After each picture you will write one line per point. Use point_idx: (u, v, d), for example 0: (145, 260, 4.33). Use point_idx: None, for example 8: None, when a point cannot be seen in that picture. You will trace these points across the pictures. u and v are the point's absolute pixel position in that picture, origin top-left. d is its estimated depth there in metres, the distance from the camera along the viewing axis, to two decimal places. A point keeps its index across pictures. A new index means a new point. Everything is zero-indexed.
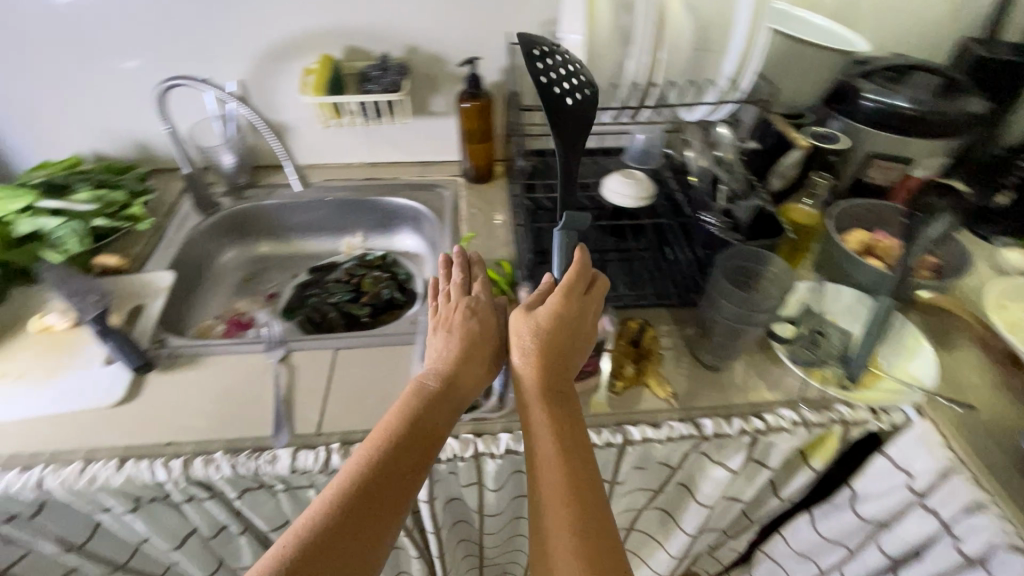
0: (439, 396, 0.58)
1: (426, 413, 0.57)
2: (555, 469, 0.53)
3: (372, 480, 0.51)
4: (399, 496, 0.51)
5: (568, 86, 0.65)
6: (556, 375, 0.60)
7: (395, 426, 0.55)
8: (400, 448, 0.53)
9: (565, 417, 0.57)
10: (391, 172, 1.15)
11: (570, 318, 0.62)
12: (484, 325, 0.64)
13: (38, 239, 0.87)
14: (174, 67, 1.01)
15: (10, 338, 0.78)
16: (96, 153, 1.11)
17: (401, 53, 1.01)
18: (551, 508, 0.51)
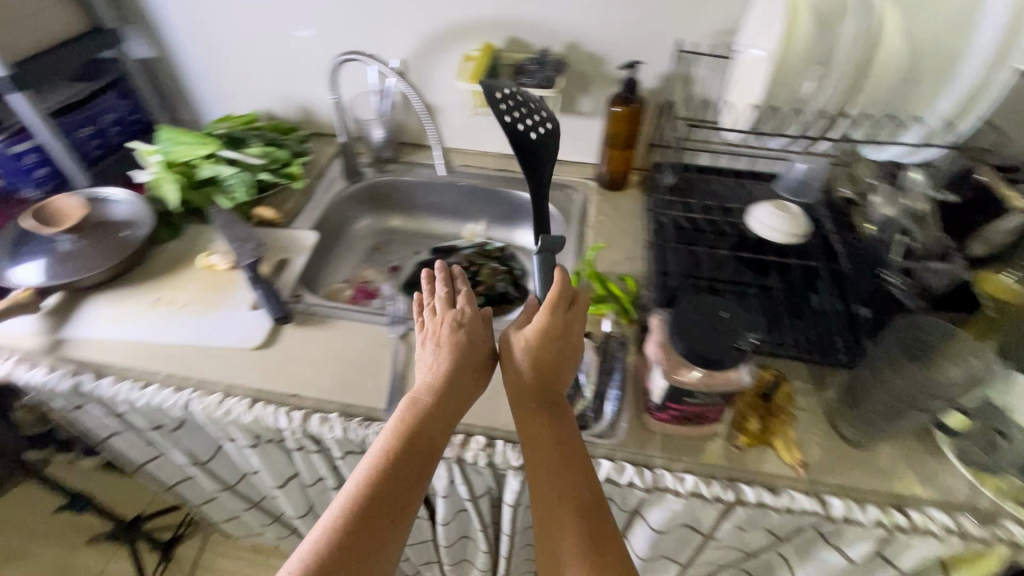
0: (435, 410, 0.58)
1: (423, 427, 0.57)
2: (559, 491, 0.54)
3: (376, 499, 0.52)
4: (400, 513, 0.52)
5: (532, 122, 0.80)
6: (556, 394, 0.60)
7: (394, 443, 0.55)
8: (400, 465, 0.54)
9: (561, 430, 0.58)
10: (524, 166, 1.15)
11: (558, 336, 0.60)
12: (471, 338, 0.63)
13: (214, 185, 0.99)
14: (346, 42, 1.07)
15: (181, 269, 0.88)
16: (267, 112, 1.23)
17: (559, 49, 0.98)
18: (556, 530, 0.53)
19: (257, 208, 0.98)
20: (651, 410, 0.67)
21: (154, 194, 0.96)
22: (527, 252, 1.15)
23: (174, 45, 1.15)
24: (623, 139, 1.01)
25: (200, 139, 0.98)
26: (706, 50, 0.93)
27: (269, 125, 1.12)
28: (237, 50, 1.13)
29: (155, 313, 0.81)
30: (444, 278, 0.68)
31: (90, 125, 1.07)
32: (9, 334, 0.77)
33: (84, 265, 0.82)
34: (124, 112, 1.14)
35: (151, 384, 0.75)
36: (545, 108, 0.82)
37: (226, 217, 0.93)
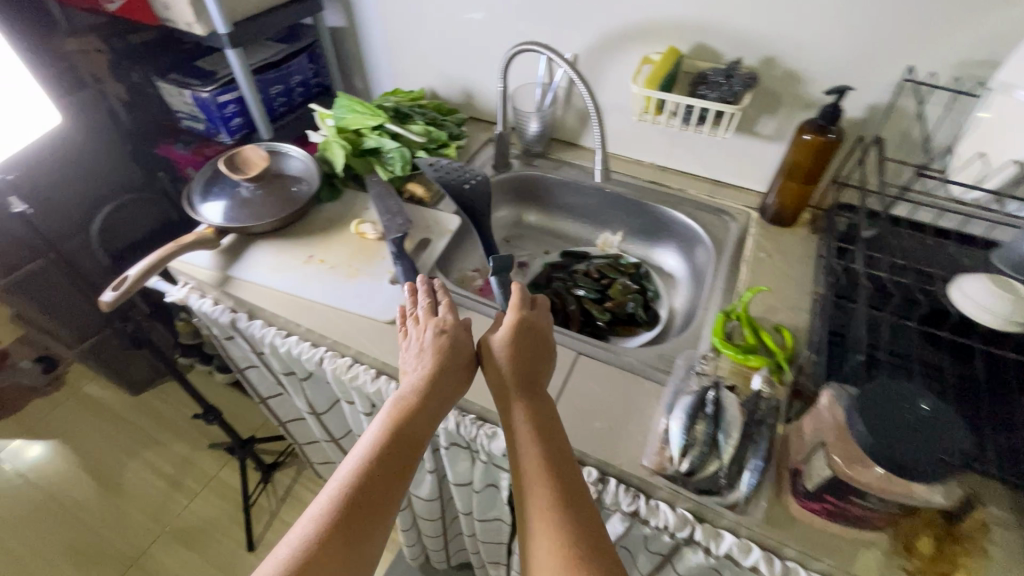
0: (420, 407, 0.60)
1: (406, 424, 0.59)
2: (535, 473, 0.54)
3: (359, 493, 0.52)
4: (383, 508, 0.53)
5: (466, 179, 0.96)
6: (538, 391, 0.62)
7: (379, 440, 0.57)
8: (383, 457, 0.55)
9: (543, 423, 0.59)
10: (679, 183, 1.06)
11: (529, 336, 0.66)
12: (452, 342, 0.67)
13: (375, 155, 1.03)
14: (520, 30, 1.05)
15: (334, 230, 0.93)
16: (431, 90, 1.26)
17: (752, 62, 0.88)
18: (533, 511, 0.52)
19: (410, 184, 1.01)
20: (797, 494, 0.58)
21: (323, 156, 1.02)
22: (663, 274, 1.07)
23: (361, 17, 1.22)
24: (806, 172, 0.89)
25: (372, 109, 1.02)
26: (940, 82, 0.77)
27: (431, 103, 1.15)
28: (415, 28, 1.16)
29: (307, 268, 0.86)
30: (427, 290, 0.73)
31: (281, 84, 1.19)
32: (191, 265, 0.87)
33: (258, 213, 0.90)
34: (308, 75, 1.25)
35: (293, 334, 0.81)
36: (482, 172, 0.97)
37: (382, 189, 0.97)
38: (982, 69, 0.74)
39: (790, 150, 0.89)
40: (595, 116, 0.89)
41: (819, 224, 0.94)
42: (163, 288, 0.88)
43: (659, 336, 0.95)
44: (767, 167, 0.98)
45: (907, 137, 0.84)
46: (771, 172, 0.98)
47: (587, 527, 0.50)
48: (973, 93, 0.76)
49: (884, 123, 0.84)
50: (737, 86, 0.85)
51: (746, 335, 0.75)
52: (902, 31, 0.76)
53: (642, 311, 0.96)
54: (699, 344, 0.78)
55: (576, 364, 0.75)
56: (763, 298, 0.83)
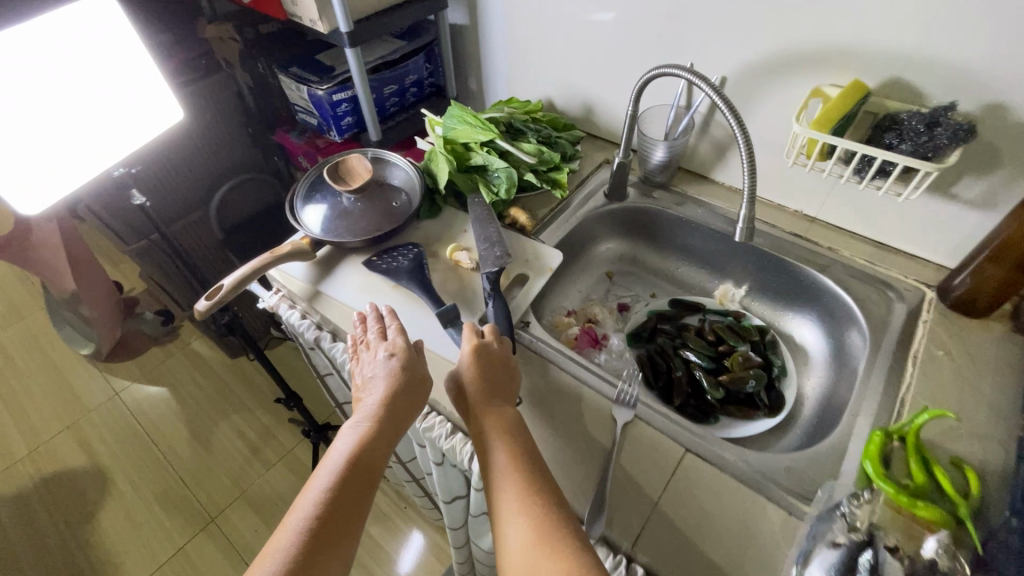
0: (376, 428, 0.59)
1: (361, 450, 0.57)
2: (505, 483, 0.53)
3: (316, 530, 0.51)
4: (342, 540, 0.51)
5: (399, 257, 0.84)
6: (500, 405, 0.61)
7: (335, 471, 0.55)
8: (341, 487, 0.54)
9: (506, 428, 0.59)
10: (831, 240, 0.89)
11: (486, 353, 0.66)
12: (402, 367, 0.65)
13: (480, 172, 0.96)
14: (659, 44, 0.91)
15: (430, 253, 0.88)
16: (548, 99, 1.16)
17: (967, 109, 0.68)
18: (506, 519, 0.51)
19: (513, 208, 0.93)
20: None
21: (427, 168, 0.97)
22: (792, 345, 0.90)
23: (484, 16, 1.14)
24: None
25: (482, 122, 0.94)
26: None
27: (546, 117, 1.05)
28: (539, 32, 1.06)
29: (395, 294, 0.81)
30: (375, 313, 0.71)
31: (395, 84, 1.15)
32: (287, 274, 0.86)
33: (354, 228, 0.87)
34: (423, 74, 1.20)
35: None
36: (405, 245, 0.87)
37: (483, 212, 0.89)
38: None
39: (1002, 226, 0.69)
40: (743, 154, 0.69)
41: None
42: (258, 292, 0.88)
43: (782, 425, 0.80)
44: (959, 239, 0.78)
45: None
46: (963, 245, 0.78)
47: (554, 533, 0.49)
48: None
49: None
50: (943, 138, 0.66)
51: (914, 469, 0.59)
52: None
53: (762, 391, 0.81)
54: (844, 463, 0.63)
55: (683, 463, 0.63)
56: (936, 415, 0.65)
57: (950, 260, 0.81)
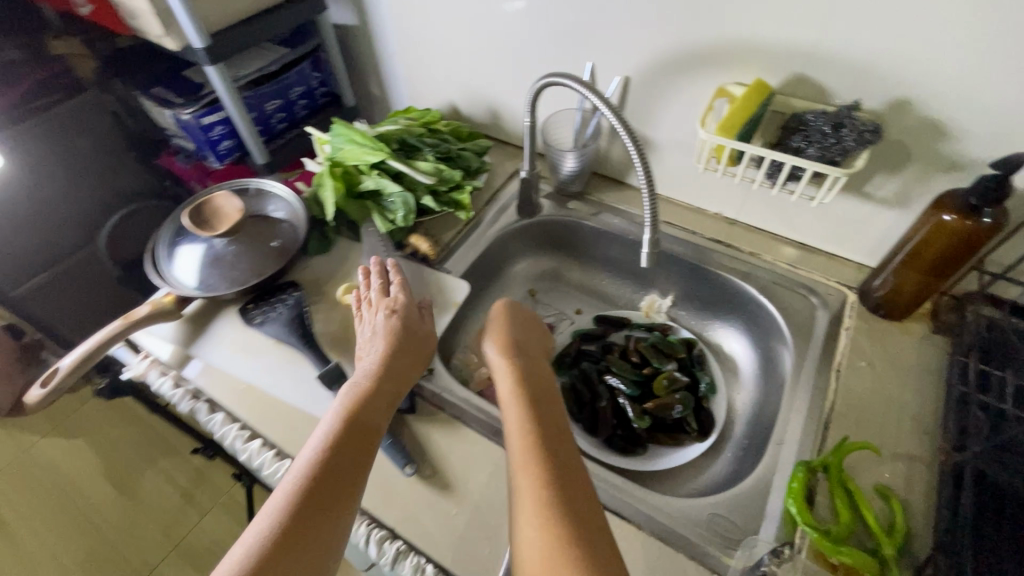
0: (370, 390, 0.58)
1: (365, 408, 0.55)
2: (518, 440, 0.53)
3: (315, 485, 0.47)
4: (345, 497, 0.48)
5: (277, 299, 0.76)
6: (520, 368, 0.64)
7: (334, 425, 0.53)
8: (344, 442, 0.51)
9: (534, 394, 0.60)
10: (752, 244, 0.84)
11: (516, 333, 0.70)
12: (407, 325, 0.67)
13: (375, 196, 0.86)
14: (557, 44, 0.84)
15: (321, 297, 0.78)
16: (453, 104, 1.07)
17: (873, 105, 0.64)
18: (516, 474, 0.50)
19: (413, 235, 0.84)
20: None
21: (314, 196, 0.86)
22: (722, 357, 0.85)
23: (372, 17, 1.03)
24: (937, 261, 0.65)
25: (372, 140, 0.84)
26: None
27: (448, 127, 0.96)
28: (433, 33, 0.97)
29: (279, 351, 0.72)
30: (377, 271, 0.73)
31: (278, 98, 1.03)
32: (153, 334, 0.75)
33: (230, 275, 0.76)
34: (312, 84, 1.08)
35: (258, 436, 0.65)
36: (287, 282, 0.79)
37: (378, 245, 0.81)
38: None
39: (915, 229, 0.66)
40: (643, 178, 0.63)
41: (942, 322, 0.71)
42: (124, 357, 0.74)
43: (713, 448, 0.75)
44: (877, 238, 0.74)
45: None
46: (880, 244, 0.75)
47: (579, 493, 0.48)
48: None
49: None
50: (850, 140, 0.61)
51: (839, 505, 0.55)
52: None
53: (691, 415, 0.76)
54: (770, 501, 0.59)
55: None
56: (859, 435, 0.62)
57: (868, 259, 0.78)
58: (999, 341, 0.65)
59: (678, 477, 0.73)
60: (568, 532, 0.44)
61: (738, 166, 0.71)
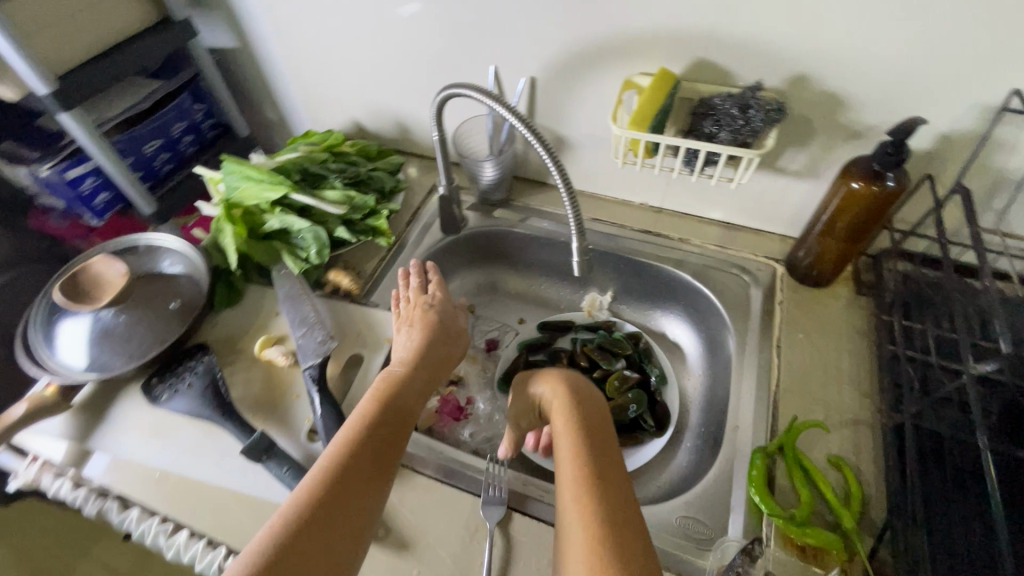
0: (405, 378, 0.60)
1: (401, 395, 0.58)
2: (572, 494, 0.47)
3: (350, 462, 0.49)
4: (378, 478, 0.50)
5: (184, 368, 0.67)
6: (573, 400, 0.58)
7: (373, 404, 0.55)
8: (381, 425, 0.54)
9: (600, 442, 0.53)
10: (680, 230, 0.84)
11: (579, 385, 0.61)
12: (442, 320, 0.69)
13: (283, 235, 0.79)
14: (457, 49, 0.79)
15: (236, 356, 0.71)
16: (358, 122, 1.00)
17: (773, 83, 0.64)
18: (567, 506, 0.46)
19: (332, 270, 0.78)
20: None
21: (213, 244, 0.77)
22: (668, 346, 0.85)
23: (252, 38, 0.94)
24: (852, 227, 0.67)
25: (268, 174, 0.76)
26: None
27: (353, 147, 0.89)
28: (323, 49, 0.90)
29: (197, 426, 0.64)
30: (416, 274, 0.75)
31: (159, 137, 0.92)
32: (37, 435, 0.65)
33: (127, 348, 0.67)
34: (196, 117, 0.98)
35: (184, 527, 0.57)
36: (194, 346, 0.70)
37: (295, 288, 0.74)
38: None
39: (827, 199, 0.67)
40: (564, 189, 0.60)
41: (864, 283, 0.73)
42: (10, 464, 0.64)
43: (672, 440, 0.75)
44: (795, 209, 0.76)
45: (998, 176, 0.61)
46: (798, 215, 0.77)
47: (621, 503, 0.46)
48: None
49: (960, 157, 0.62)
50: (758, 121, 0.61)
51: (799, 484, 0.55)
52: (993, 39, 0.53)
53: (646, 411, 0.75)
54: (733, 491, 0.58)
55: None
56: (805, 407, 0.63)
57: (789, 230, 0.79)
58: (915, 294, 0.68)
59: (643, 477, 0.72)
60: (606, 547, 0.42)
61: (656, 156, 0.70)
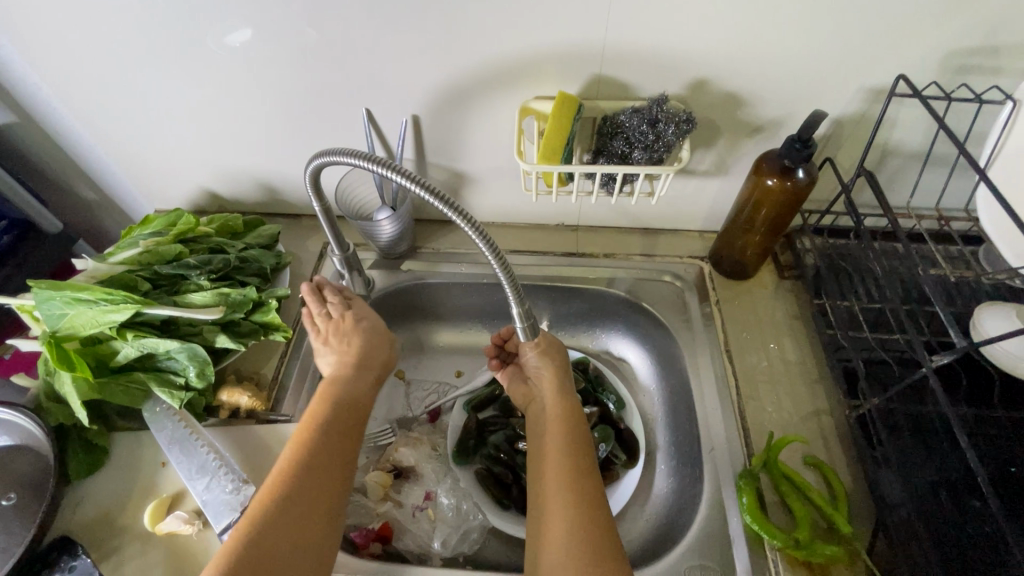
0: (353, 381, 0.59)
1: (348, 390, 0.58)
2: (562, 495, 0.50)
3: (308, 460, 0.50)
4: (342, 468, 0.51)
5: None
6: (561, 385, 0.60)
7: (322, 409, 0.55)
8: (334, 419, 0.54)
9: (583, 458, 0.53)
10: (602, 244, 0.80)
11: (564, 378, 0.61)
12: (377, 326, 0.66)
13: (145, 360, 0.62)
14: (321, 94, 0.68)
15: (122, 539, 0.54)
16: (209, 190, 0.84)
17: (675, 91, 0.61)
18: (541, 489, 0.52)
19: (225, 388, 0.63)
20: None
21: (50, 395, 0.58)
22: (614, 365, 0.81)
23: (36, 113, 0.73)
24: (769, 220, 0.66)
25: (106, 292, 0.59)
26: (922, 89, 0.58)
27: (212, 227, 0.74)
28: (143, 109, 0.72)
29: None
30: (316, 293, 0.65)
31: None
32: None
33: None
34: None
35: None
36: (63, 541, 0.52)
37: (180, 429, 0.58)
38: (976, 59, 0.55)
39: (743, 197, 0.67)
40: (487, 249, 0.50)
41: (782, 266, 0.75)
42: None
43: (646, 466, 0.71)
44: (709, 205, 0.76)
45: (886, 150, 0.65)
46: (711, 211, 0.76)
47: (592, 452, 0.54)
48: (969, 92, 0.58)
49: (854, 137, 0.64)
50: (670, 135, 0.57)
51: (790, 502, 0.55)
52: (871, 30, 0.54)
53: (615, 446, 0.69)
54: (729, 522, 0.56)
55: None
56: (769, 410, 0.63)
57: (704, 225, 0.79)
58: (831, 268, 0.71)
59: (630, 515, 0.68)
60: (579, 506, 0.49)
61: (570, 182, 0.66)
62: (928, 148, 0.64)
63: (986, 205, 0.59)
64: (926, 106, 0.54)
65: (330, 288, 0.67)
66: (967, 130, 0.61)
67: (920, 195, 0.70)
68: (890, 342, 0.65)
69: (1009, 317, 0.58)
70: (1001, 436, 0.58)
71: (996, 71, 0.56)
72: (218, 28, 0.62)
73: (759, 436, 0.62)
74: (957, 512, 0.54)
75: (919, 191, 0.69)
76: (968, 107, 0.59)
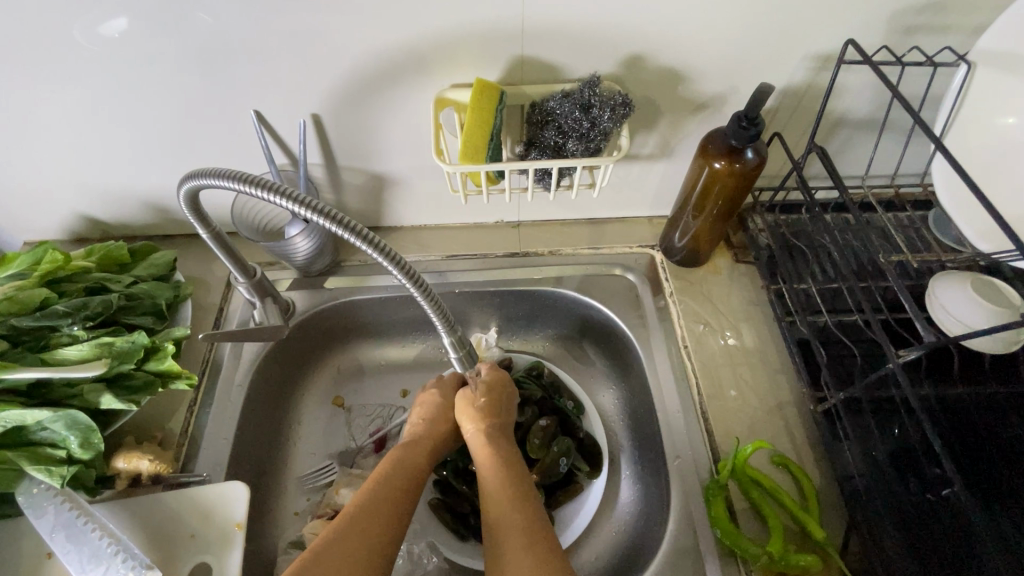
0: (416, 440, 0.56)
1: (408, 454, 0.54)
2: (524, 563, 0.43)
3: (351, 519, 0.46)
4: (384, 532, 0.46)
5: None
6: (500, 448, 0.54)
7: (380, 469, 0.52)
8: (392, 479, 0.50)
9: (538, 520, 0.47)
10: (546, 240, 0.74)
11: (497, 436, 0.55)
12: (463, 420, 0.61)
13: (13, 436, 0.50)
14: (200, 96, 0.57)
15: None
16: (88, 216, 0.72)
17: (608, 70, 0.54)
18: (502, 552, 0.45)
19: (120, 453, 0.54)
20: None
21: None
22: (571, 366, 0.76)
23: None
24: (718, 206, 0.62)
25: None
26: (871, 54, 0.53)
27: (91, 260, 0.63)
28: None
29: None
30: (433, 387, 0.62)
31: None
32: None
33: None
34: None
35: None
36: None
37: (65, 513, 0.49)
38: (924, 16, 0.51)
39: (690, 181, 0.61)
40: (381, 255, 0.44)
41: (735, 249, 0.71)
42: None
43: (610, 475, 0.67)
44: (655, 189, 0.70)
45: (834, 120, 0.60)
46: (658, 195, 0.71)
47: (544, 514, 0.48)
48: (921, 54, 0.54)
49: (801, 110, 0.59)
50: (606, 121, 0.50)
51: (760, 509, 0.52)
52: None
53: (578, 457, 0.64)
54: (699, 538, 0.53)
55: None
56: (733, 408, 0.60)
57: (652, 211, 0.74)
58: (785, 248, 0.67)
59: (596, 530, 0.64)
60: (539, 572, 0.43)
61: (502, 179, 0.59)
62: (880, 115, 0.60)
63: (941, 176, 0.56)
64: (877, 73, 0.50)
65: (220, 334, 0.59)
66: (922, 95, 0.58)
67: (875, 163, 0.66)
68: (848, 322, 0.62)
69: (978, 300, 0.54)
70: (962, 411, 0.56)
71: (945, 29, 0.52)
72: (77, 15, 0.50)
73: (724, 438, 0.58)
74: (926, 499, 0.52)
75: (874, 160, 0.66)
76: (920, 70, 0.55)
